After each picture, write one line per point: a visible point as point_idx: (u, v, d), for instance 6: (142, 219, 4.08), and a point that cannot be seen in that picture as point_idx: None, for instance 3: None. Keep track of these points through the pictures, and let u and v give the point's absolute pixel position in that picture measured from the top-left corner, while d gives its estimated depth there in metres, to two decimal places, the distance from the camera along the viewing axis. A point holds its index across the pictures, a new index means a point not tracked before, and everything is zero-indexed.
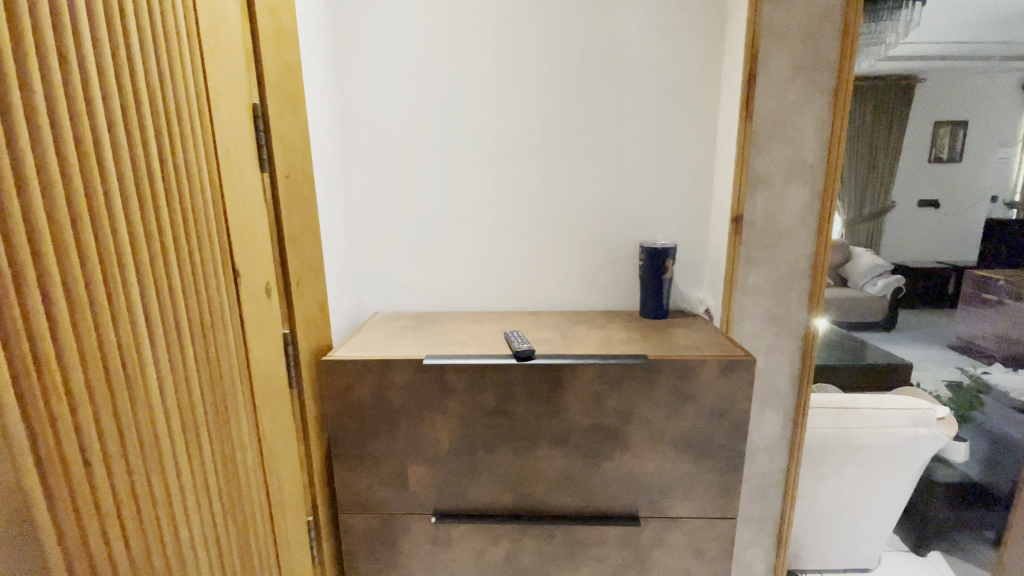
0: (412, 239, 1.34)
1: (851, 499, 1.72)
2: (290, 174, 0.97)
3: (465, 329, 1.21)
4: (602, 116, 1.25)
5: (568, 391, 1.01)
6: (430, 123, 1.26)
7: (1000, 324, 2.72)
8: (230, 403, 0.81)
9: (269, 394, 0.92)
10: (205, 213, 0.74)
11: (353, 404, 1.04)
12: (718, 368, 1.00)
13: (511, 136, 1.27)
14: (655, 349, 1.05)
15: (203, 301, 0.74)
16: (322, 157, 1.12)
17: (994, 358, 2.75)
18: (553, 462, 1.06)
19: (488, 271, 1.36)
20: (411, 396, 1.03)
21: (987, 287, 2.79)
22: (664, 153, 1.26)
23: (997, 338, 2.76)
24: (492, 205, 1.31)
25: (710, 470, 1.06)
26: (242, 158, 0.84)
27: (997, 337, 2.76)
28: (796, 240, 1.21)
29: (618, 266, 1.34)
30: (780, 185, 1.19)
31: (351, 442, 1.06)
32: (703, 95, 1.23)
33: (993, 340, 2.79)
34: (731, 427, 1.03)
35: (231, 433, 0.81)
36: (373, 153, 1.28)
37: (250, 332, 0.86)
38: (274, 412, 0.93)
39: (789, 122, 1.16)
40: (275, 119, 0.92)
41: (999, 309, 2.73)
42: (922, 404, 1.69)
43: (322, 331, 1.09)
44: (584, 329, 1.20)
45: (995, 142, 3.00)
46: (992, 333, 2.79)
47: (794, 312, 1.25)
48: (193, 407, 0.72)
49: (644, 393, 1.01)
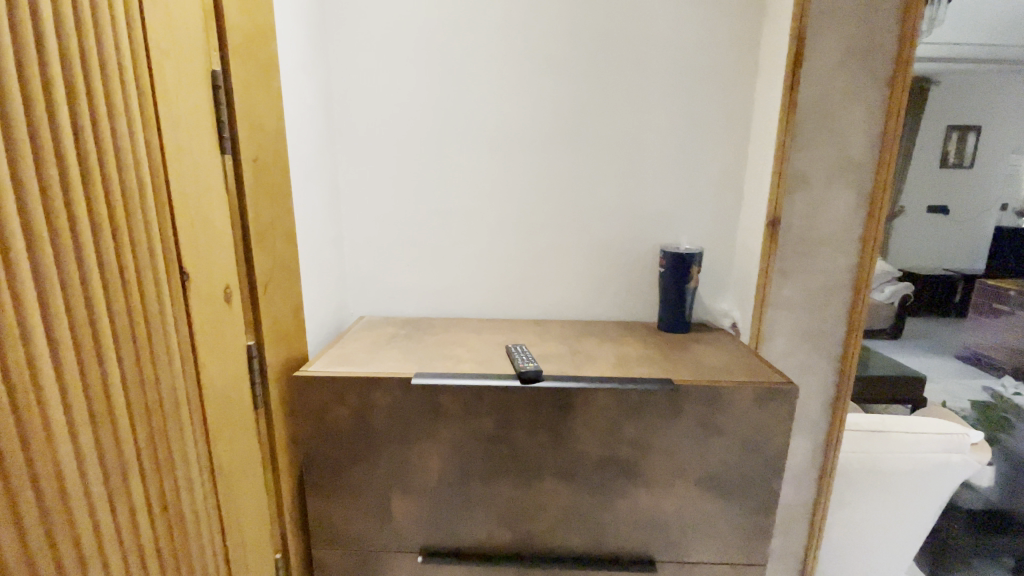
0: (404, 236, 1.19)
1: (874, 529, 1.59)
2: (258, 157, 0.82)
3: (460, 339, 1.07)
4: (623, 101, 1.11)
5: (579, 418, 0.87)
6: (428, 104, 1.12)
7: (1009, 336, 2.67)
8: (175, 435, 0.66)
9: (227, 417, 0.77)
10: (143, 202, 0.60)
11: (328, 427, 0.90)
12: (753, 397, 0.86)
13: (516, 124, 1.13)
14: (680, 371, 0.91)
15: (140, 311, 0.60)
16: (301, 140, 0.98)
17: (1005, 370, 2.71)
18: (559, 498, 0.92)
19: (488, 274, 1.21)
20: (397, 419, 0.89)
21: (999, 297, 2.72)
22: (691, 146, 1.12)
23: (1007, 350, 2.71)
24: (494, 200, 1.17)
25: (738, 512, 0.92)
26: (196, 136, 0.69)
27: (1006, 348, 2.71)
28: (837, 249, 1.07)
29: (634, 271, 1.20)
30: (821, 186, 1.05)
31: (326, 469, 0.92)
32: (736, 83, 1.09)
33: (1003, 352, 2.73)
34: (764, 463, 0.89)
35: (175, 467, 0.66)
36: (363, 137, 1.14)
37: (204, 345, 0.71)
38: (234, 437, 0.79)
39: (837, 114, 1.02)
40: (240, 91, 0.77)
41: (1005, 320, 2.69)
42: (955, 428, 1.55)
43: (297, 340, 0.94)
44: (595, 343, 1.06)
45: (1005, 147, 3.11)
46: (1001, 345, 2.74)
47: (831, 330, 1.11)
48: (123, 440, 0.57)
49: (667, 422, 0.87)
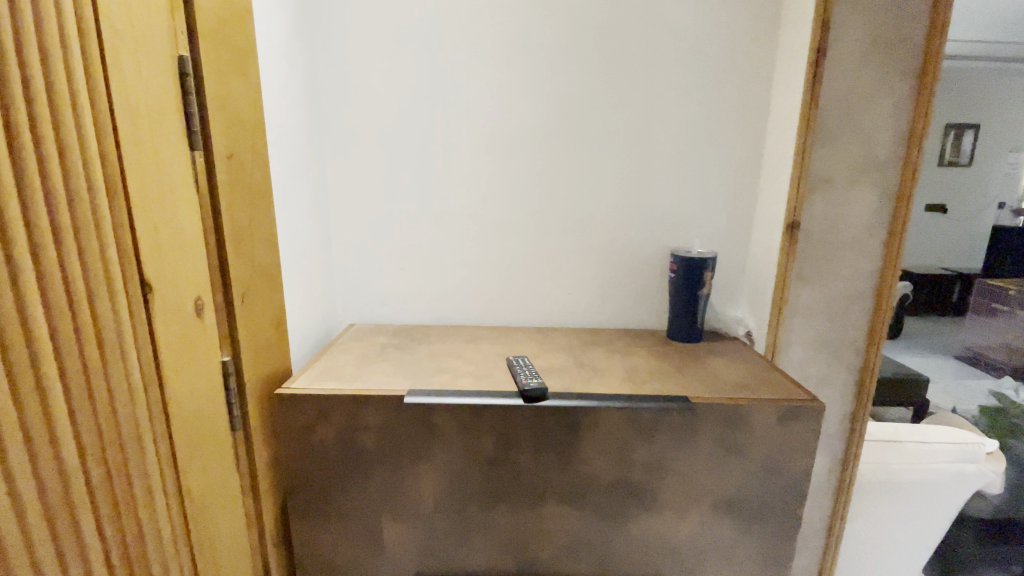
0: (397, 238, 1.12)
1: (886, 542, 1.53)
2: (233, 153, 0.74)
3: (458, 350, 0.99)
4: (633, 94, 1.04)
5: (586, 438, 0.80)
6: (421, 96, 1.04)
7: (1010, 335, 2.58)
8: (140, 469, 0.59)
9: (199, 443, 0.70)
10: (93, 203, 0.51)
11: (313, 447, 0.82)
12: (776, 415, 0.79)
13: (517, 119, 1.05)
14: (695, 387, 0.85)
15: (91, 330, 0.51)
16: (284, 135, 0.90)
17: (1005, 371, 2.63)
18: (564, 523, 0.85)
19: (486, 279, 1.14)
20: (387, 440, 0.81)
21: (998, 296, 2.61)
22: (703, 143, 1.05)
23: (1007, 350, 2.62)
24: (494, 200, 1.10)
25: (757, 537, 0.85)
26: (158, 128, 0.61)
27: (1006, 348, 2.62)
28: (858, 253, 1.01)
29: (641, 276, 1.13)
30: (843, 186, 0.98)
31: (312, 493, 0.85)
32: (752, 76, 1.02)
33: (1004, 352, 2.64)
34: (786, 486, 0.83)
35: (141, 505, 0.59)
36: (353, 132, 1.06)
37: (170, 364, 0.64)
38: (208, 465, 0.71)
39: (861, 110, 0.95)
40: (211, 79, 0.69)
41: (1004, 319, 2.59)
42: (969, 437, 1.47)
43: (278, 353, 0.87)
44: (602, 353, 0.99)
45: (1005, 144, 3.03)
46: (1001, 344, 2.65)
47: (851, 338, 1.05)
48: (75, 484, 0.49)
49: (683, 442, 0.80)
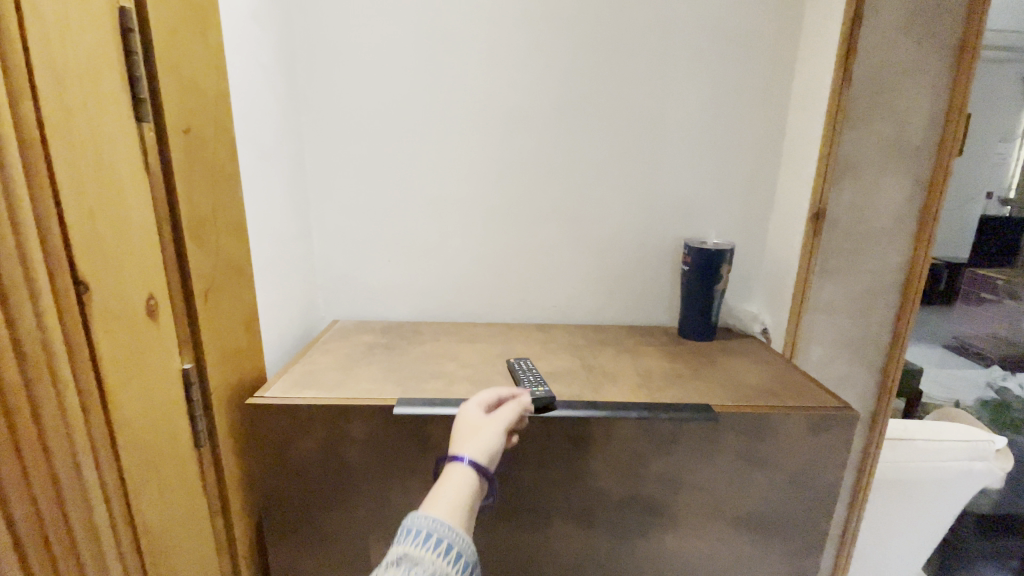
0: (386, 227, 1.02)
1: (896, 545, 1.47)
2: (191, 127, 0.64)
3: (453, 351, 0.90)
4: (646, 68, 0.94)
5: (598, 451, 0.72)
6: (412, 67, 0.93)
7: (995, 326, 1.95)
8: (83, 503, 0.49)
9: (156, 464, 0.60)
10: (0, 172, 0.40)
11: (291, 462, 0.73)
12: (806, 424, 0.72)
13: (518, 94, 0.95)
14: (716, 393, 0.77)
15: (9, 341, 0.41)
16: (255, 108, 0.79)
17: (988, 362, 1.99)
18: (572, 542, 0.77)
19: (482, 271, 1.05)
20: (375, 455, 0.72)
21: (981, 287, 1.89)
22: (722, 124, 0.97)
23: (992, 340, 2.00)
24: (493, 184, 1.00)
25: (781, 554, 0.79)
26: (94, 93, 0.51)
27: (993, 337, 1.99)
28: (886, 245, 0.93)
29: (650, 269, 1.05)
30: (873, 172, 0.90)
31: (291, 512, 0.76)
32: (777, 51, 0.93)
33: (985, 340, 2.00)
34: (813, 499, 0.76)
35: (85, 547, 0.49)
36: (336, 107, 0.95)
37: (116, 377, 0.54)
38: (167, 488, 0.62)
39: (895, 88, 0.87)
40: (160, 37, 0.58)
41: (995, 309, 1.92)
42: (979, 433, 1.41)
43: (250, 359, 0.77)
44: (611, 355, 0.90)
45: None
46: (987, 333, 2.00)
47: (875, 335, 0.98)
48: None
49: (704, 454, 0.73)
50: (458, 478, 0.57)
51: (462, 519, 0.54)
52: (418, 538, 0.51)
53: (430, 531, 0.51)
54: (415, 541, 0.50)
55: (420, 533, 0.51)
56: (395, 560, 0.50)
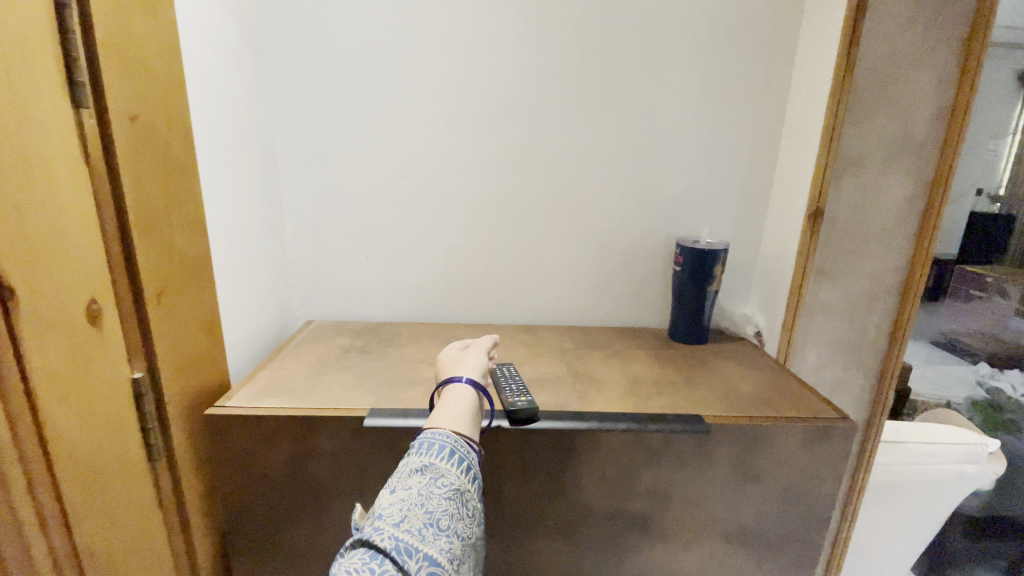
0: (364, 222, 0.96)
1: (887, 549, 1.44)
2: (139, 115, 0.58)
3: (432, 355, 0.85)
4: (640, 53, 0.89)
5: (583, 464, 0.68)
6: (390, 53, 0.88)
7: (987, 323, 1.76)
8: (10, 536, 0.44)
9: (103, 483, 0.55)
10: None
11: (255, 476, 0.68)
12: (802, 437, 0.68)
13: (504, 83, 0.90)
14: (708, 403, 0.73)
15: None
16: (216, 93, 0.74)
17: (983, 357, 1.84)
18: (554, 558, 0.73)
19: (465, 269, 1.00)
20: (344, 469, 0.68)
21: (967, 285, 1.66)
22: (718, 116, 0.92)
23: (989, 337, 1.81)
24: (476, 178, 0.95)
25: (773, 570, 0.75)
26: (24, 75, 0.45)
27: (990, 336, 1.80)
28: (886, 247, 0.90)
29: (641, 269, 1.01)
30: (875, 170, 0.86)
31: (257, 528, 0.71)
32: (775, 41, 0.89)
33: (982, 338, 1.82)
34: (807, 514, 0.72)
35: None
36: (309, 93, 0.90)
37: (52, 393, 0.48)
38: (117, 509, 0.57)
39: (899, 82, 0.83)
40: (100, 12, 0.52)
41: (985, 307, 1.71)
42: (973, 436, 1.38)
43: (208, 365, 0.71)
44: (598, 360, 0.86)
45: None
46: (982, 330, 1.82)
47: (872, 339, 0.94)
48: None
49: (696, 468, 0.69)
50: (455, 406, 0.57)
51: (469, 431, 0.56)
52: (441, 456, 0.51)
53: (450, 449, 0.52)
54: (437, 456, 0.51)
55: (442, 450, 0.51)
56: (417, 471, 0.50)
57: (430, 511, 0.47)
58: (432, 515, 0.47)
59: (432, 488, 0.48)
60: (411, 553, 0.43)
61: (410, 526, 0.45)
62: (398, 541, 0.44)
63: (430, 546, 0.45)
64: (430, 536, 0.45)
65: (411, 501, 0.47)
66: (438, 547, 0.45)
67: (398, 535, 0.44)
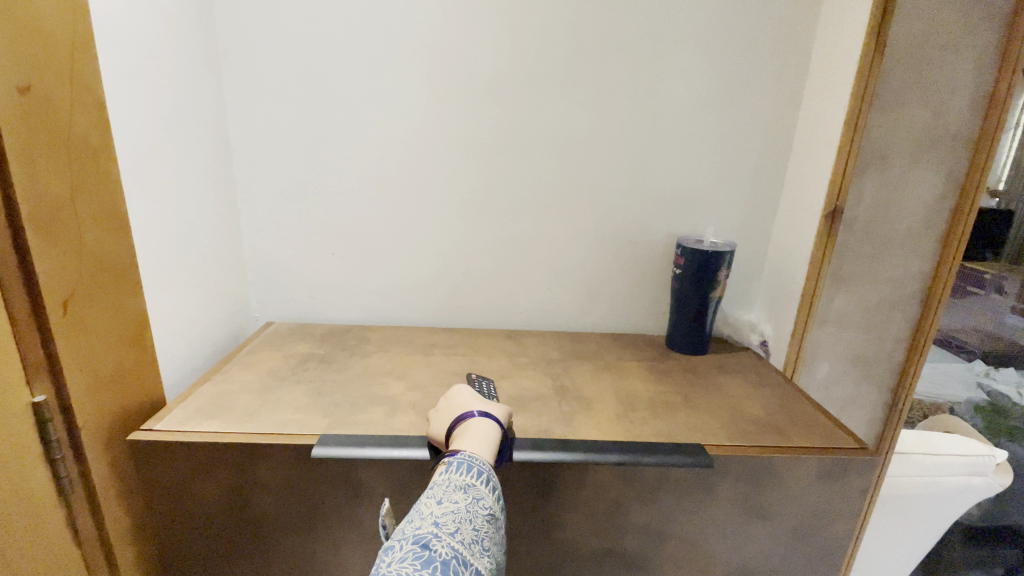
0: (328, 213, 0.87)
1: (886, 561, 1.37)
2: (34, 85, 0.47)
3: (401, 366, 0.76)
4: (641, 28, 0.79)
5: (567, 499, 0.59)
6: (358, 24, 0.77)
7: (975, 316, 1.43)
8: None
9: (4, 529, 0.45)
10: None
11: (194, 506, 0.59)
12: (817, 471, 0.60)
13: (487, 59, 0.80)
14: (710, 428, 0.64)
15: None
16: (142, 61, 0.63)
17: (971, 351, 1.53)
18: None
19: (442, 267, 0.91)
20: (295, 500, 0.59)
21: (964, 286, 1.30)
22: (723, 103, 0.83)
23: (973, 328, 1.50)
24: (455, 165, 0.85)
25: None
26: None
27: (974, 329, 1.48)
28: (907, 251, 0.77)
29: (636, 270, 0.92)
30: (901, 166, 0.76)
31: (199, 562, 0.63)
32: (790, 22, 0.80)
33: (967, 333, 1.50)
34: (817, 553, 0.64)
35: None
36: (262, 68, 0.79)
37: None
38: (24, 563, 0.47)
39: (932, 68, 0.71)
40: None
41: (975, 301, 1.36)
42: (982, 449, 1.28)
43: (134, 383, 0.62)
44: (587, 374, 0.77)
45: None
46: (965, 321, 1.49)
47: (885, 355, 0.82)
48: None
49: (695, 504, 0.60)
50: (490, 438, 0.52)
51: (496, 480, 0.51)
52: (482, 478, 0.48)
53: (489, 476, 0.48)
54: (479, 478, 0.47)
55: (483, 473, 0.48)
56: (460, 488, 0.46)
57: (476, 529, 0.44)
58: (478, 533, 0.43)
59: (476, 507, 0.45)
60: (465, 566, 0.40)
61: (462, 539, 0.42)
62: (454, 551, 0.40)
63: (479, 562, 0.41)
64: (476, 552, 0.42)
65: (459, 516, 0.44)
66: (484, 565, 0.42)
67: (454, 545, 0.41)
